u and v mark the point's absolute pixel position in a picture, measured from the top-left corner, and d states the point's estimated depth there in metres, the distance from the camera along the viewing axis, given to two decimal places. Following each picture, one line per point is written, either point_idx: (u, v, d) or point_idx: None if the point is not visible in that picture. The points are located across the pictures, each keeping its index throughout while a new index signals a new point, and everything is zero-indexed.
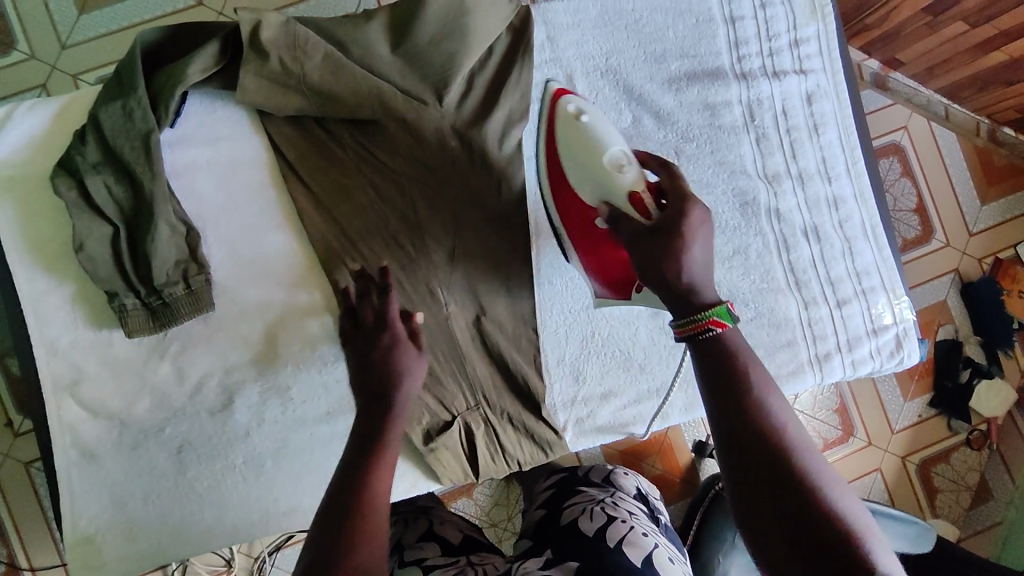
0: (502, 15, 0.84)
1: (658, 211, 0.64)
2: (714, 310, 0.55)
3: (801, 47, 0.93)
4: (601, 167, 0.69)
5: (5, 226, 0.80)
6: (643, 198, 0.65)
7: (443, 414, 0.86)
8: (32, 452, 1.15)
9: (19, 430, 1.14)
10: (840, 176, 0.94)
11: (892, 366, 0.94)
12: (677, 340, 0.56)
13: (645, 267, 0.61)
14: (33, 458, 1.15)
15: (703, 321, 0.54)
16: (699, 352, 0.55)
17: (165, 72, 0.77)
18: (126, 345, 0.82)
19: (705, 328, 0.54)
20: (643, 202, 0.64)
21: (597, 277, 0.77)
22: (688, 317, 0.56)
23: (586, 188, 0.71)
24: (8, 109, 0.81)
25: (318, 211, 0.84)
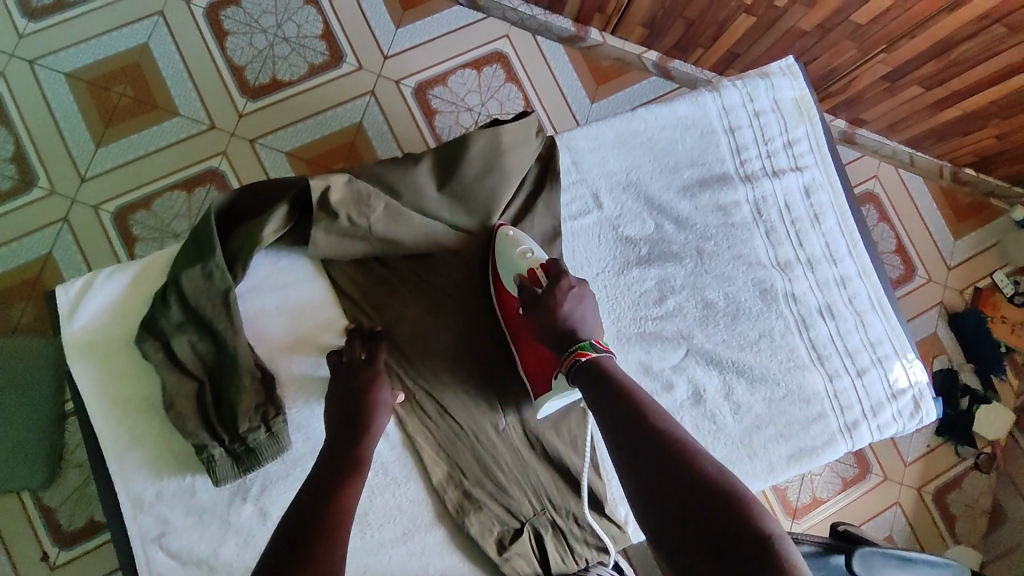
0: (533, 148, 0.94)
1: (542, 278, 0.84)
2: (579, 345, 0.77)
3: (794, 147, 1.04)
4: (516, 258, 0.88)
5: (89, 388, 0.86)
6: (538, 273, 0.85)
7: (512, 521, 0.92)
8: None
9: (55, 561, 1.21)
10: (843, 257, 1.04)
11: (913, 425, 1.02)
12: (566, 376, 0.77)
13: (539, 330, 0.81)
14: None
15: (574, 353, 0.76)
16: (581, 374, 0.74)
17: (241, 235, 0.85)
18: (209, 492, 0.87)
19: (573, 359, 0.76)
20: (534, 274, 0.85)
21: (532, 376, 0.89)
22: (565, 348, 0.78)
23: (511, 278, 0.88)
24: (88, 278, 0.88)
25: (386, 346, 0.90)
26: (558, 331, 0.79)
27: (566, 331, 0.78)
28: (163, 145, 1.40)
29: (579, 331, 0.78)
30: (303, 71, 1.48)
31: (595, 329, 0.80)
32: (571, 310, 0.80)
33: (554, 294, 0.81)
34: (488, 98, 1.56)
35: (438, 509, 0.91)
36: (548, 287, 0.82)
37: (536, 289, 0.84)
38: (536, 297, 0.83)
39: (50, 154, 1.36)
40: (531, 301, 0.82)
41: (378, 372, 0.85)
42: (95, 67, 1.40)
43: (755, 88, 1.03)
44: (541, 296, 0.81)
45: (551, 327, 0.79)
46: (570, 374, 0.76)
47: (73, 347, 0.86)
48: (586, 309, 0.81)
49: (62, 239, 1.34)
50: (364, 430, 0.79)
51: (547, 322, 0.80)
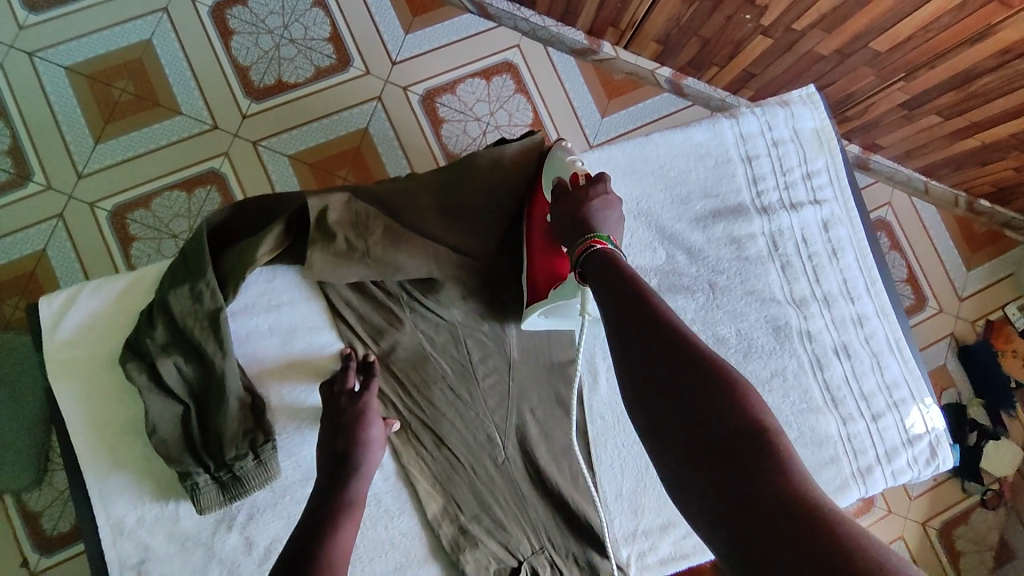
0: (536, 167, 0.90)
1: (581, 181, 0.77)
2: (595, 234, 0.70)
3: (813, 179, 1.01)
4: (563, 164, 0.82)
5: (70, 407, 0.82)
6: (580, 177, 0.78)
7: (510, 559, 0.88)
8: None
9: (34, 567, 1.17)
10: (861, 295, 1.00)
11: (929, 472, 0.98)
12: (574, 263, 0.69)
13: (559, 222, 0.75)
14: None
15: (588, 241, 0.69)
16: (591, 262, 0.67)
17: (233, 254, 0.81)
18: (193, 519, 0.83)
19: (588, 246, 0.68)
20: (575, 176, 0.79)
21: (535, 280, 0.83)
22: (576, 236, 0.71)
23: (552, 177, 0.83)
24: (74, 290, 0.85)
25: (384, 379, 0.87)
26: (575, 221, 0.73)
27: (583, 220, 0.72)
28: (164, 143, 1.36)
29: (597, 223, 0.71)
30: (308, 74, 1.44)
31: (616, 233, 0.73)
32: (596, 209, 0.73)
33: (586, 191, 0.75)
34: (498, 107, 1.52)
35: (432, 545, 0.87)
36: (583, 187, 0.76)
37: (570, 187, 0.77)
38: (567, 192, 0.77)
39: (46, 148, 1.33)
40: (561, 194, 0.77)
41: (369, 409, 0.81)
42: (95, 61, 1.36)
43: (774, 117, 0.99)
44: (572, 191, 0.75)
45: (571, 216, 0.73)
46: (578, 261, 0.69)
47: (54, 362, 0.82)
48: (615, 217, 0.74)
49: (55, 238, 1.30)
50: (354, 472, 0.76)
51: (568, 212, 0.74)
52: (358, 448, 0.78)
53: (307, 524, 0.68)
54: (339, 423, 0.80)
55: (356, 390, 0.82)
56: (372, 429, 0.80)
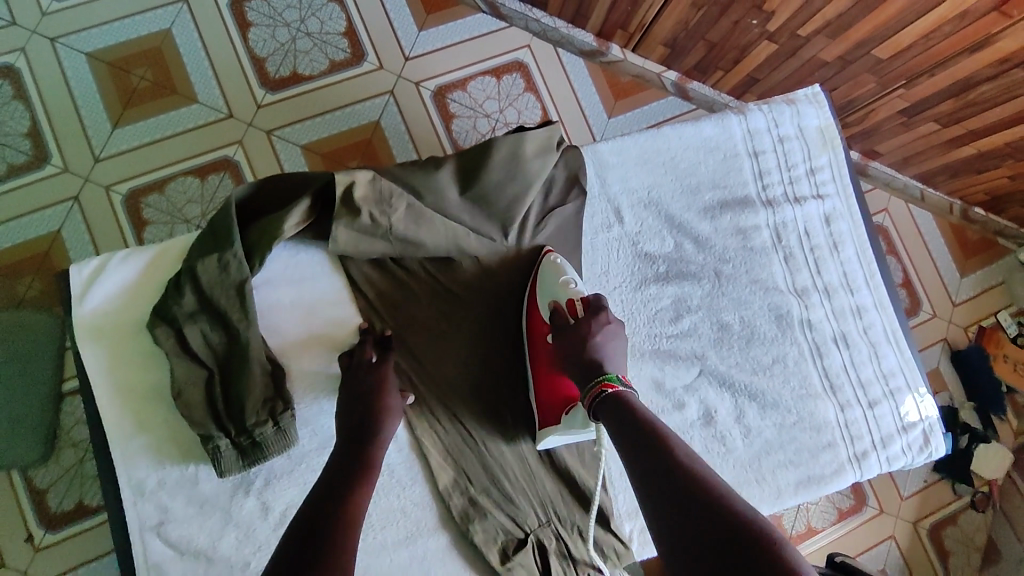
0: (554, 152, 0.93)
1: (580, 310, 0.84)
2: (603, 377, 0.77)
3: (816, 175, 1.05)
4: (555, 285, 0.88)
5: (97, 372, 0.85)
6: (577, 305, 0.85)
7: (517, 531, 0.90)
8: (48, 567, 1.18)
9: (40, 543, 1.18)
10: (860, 287, 1.04)
11: (922, 459, 1.02)
12: (589, 410, 0.77)
13: (568, 359, 0.81)
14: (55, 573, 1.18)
15: (598, 384, 0.76)
16: (605, 408, 0.74)
17: (259, 227, 0.84)
18: (213, 483, 0.86)
19: (600, 390, 0.76)
20: (573, 304, 0.85)
21: (543, 405, 0.88)
22: (587, 379, 0.78)
23: (545, 301, 0.88)
24: (103, 259, 0.88)
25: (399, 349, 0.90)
26: (584, 364, 0.79)
27: (591, 362, 0.78)
28: (181, 130, 1.39)
29: (605, 364, 0.78)
30: (323, 67, 1.48)
31: (620, 370, 0.80)
32: (601, 344, 0.80)
33: (590, 328, 0.81)
34: (507, 105, 1.56)
35: (442, 515, 0.90)
36: (585, 321, 0.82)
37: (569, 320, 0.84)
38: (569, 326, 0.83)
39: (66, 132, 1.36)
40: (563, 329, 0.83)
41: (387, 376, 0.84)
42: (116, 49, 1.40)
43: (780, 114, 1.03)
44: (575, 329, 0.81)
45: (579, 356, 0.80)
46: (592, 406, 0.76)
47: (83, 327, 0.85)
48: (618, 348, 0.82)
49: (71, 219, 1.33)
50: (372, 437, 0.78)
51: (574, 353, 0.80)
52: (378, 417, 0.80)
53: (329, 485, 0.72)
54: (361, 392, 0.82)
55: (372, 359, 0.86)
56: (391, 399, 0.82)
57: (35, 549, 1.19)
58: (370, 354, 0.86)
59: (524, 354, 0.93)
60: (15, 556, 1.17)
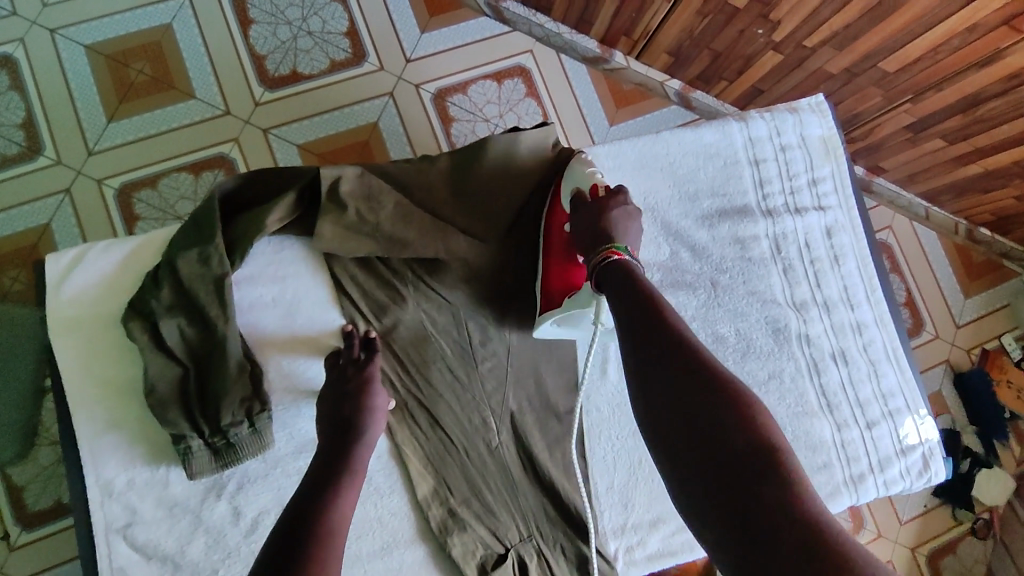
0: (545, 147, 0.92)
1: (602, 192, 0.80)
2: (614, 245, 0.73)
3: (818, 186, 1.02)
4: (581, 172, 0.84)
5: (70, 366, 0.82)
6: (600, 188, 0.81)
7: (497, 546, 0.87)
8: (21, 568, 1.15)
9: (14, 542, 1.15)
10: (861, 303, 1.01)
11: (920, 484, 0.98)
12: (592, 279, 0.73)
13: (581, 232, 0.77)
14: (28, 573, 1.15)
15: (606, 252, 0.72)
16: (610, 271, 0.71)
17: (244, 220, 0.82)
18: (183, 485, 0.83)
19: (606, 257, 0.72)
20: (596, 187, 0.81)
21: (548, 288, 0.84)
22: (597, 245, 0.74)
23: (568, 185, 0.85)
24: (82, 250, 0.85)
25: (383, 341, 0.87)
26: (598, 231, 0.75)
27: (603, 231, 0.75)
28: (176, 125, 1.37)
29: (616, 235, 0.74)
30: (324, 66, 1.46)
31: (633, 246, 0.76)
32: (618, 219, 0.76)
33: (608, 204, 0.78)
34: (507, 110, 1.54)
35: (420, 527, 0.86)
36: (604, 200, 0.79)
37: (587, 199, 0.80)
38: (587, 203, 0.80)
39: (59, 122, 1.34)
40: (580, 206, 0.80)
41: (373, 376, 0.81)
42: (115, 42, 1.38)
43: (783, 122, 1.01)
44: (593, 203, 0.78)
45: (594, 226, 0.76)
46: (596, 275, 0.72)
47: (58, 320, 0.83)
48: (634, 228, 0.77)
49: (61, 211, 1.30)
50: (358, 435, 0.75)
51: (591, 221, 0.77)
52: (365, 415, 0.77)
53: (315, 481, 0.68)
54: (343, 389, 0.80)
55: (358, 357, 0.83)
56: (378, 398, 0.79)
57: (10, 547, 1.15)
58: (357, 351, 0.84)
59: (540, 241, 0.89)
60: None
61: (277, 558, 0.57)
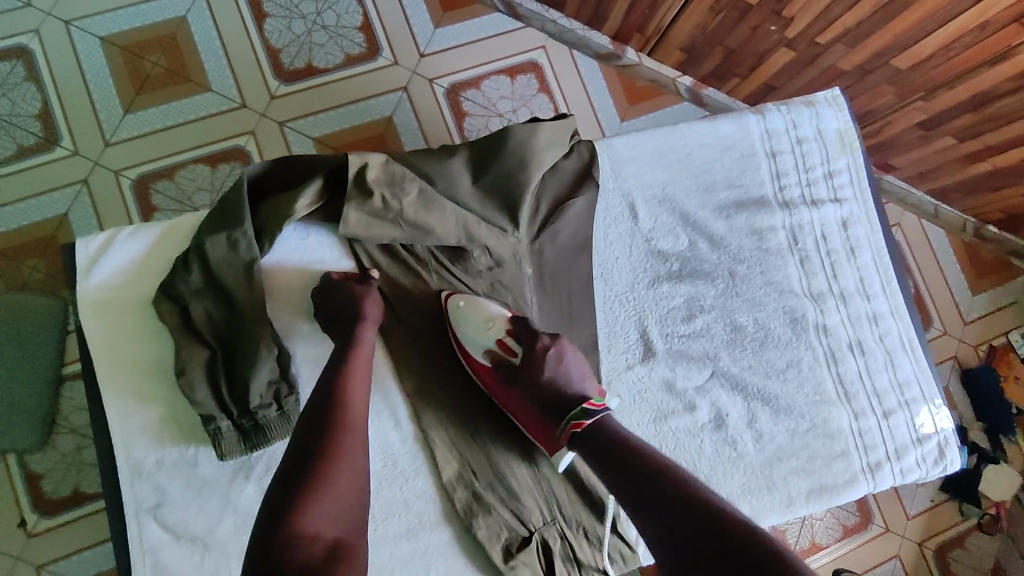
0: (567, 129, 0.92)
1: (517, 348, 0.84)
2: (573, 414, 0.77)
3: (834, 178, 1.03)
4: (477, 330, 0.85)
5: (99, 348, 0.84)
6: (507, 342, 0.84)
7: (522, 529, 0.88)
8: (41, 554, 1.14)
9: (33, 530, 1.14)
10: (877, 294, 1.02)
11: (936, 472, 0.99)
12: (565, 445, 0.78)
13: (534, 398, 0.81)
14: (46, 560, 1.14)
15: (569, 424, 0.77)
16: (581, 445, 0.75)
17: (270, 206, 0.83)
18: (212, 466, 0.84)
19: (570, 429, 0.76)
20: (506, 344, 0.84)
21: (540, 440, 0.84)
22: (560, 416, 0.79)
23: (476, 349, 0.86)
24: (111, 234, 0.87)
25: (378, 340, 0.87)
26: (546, 395, 0.80)
27: (557, 395, 0.79)
28: (193, 117, 1.33)
29: (568, 394, 0.79)
30: (337, 60, 1.41)
31: (582, 382, 0.81)
32: (554, 373, 0.80)
33: (532, 363, 0.81)
34: (521, 105, 1.48)
35: (445, 509, 0.88)
36: (526, 359, 0.82)
37: (513, 360, 0.83)
38: (514, 367, 0.83)
39: (73, 107, 1.30)
40: (511, 373, 0.83)
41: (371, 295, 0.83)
42: (130, 34, 1.34)
43: (799, 115, 1.02)
44: (523, 369, 0.81)
45: (542, 396, 0.80)
46: (569, 442, 0.77)
47: (88, 302, 0.84)
48: (570, 364, 0.81)
49: (78, 203, 1.26)
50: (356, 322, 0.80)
51: (539, 390, 0.80)
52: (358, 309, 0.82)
53: (311, 412, 0.70)
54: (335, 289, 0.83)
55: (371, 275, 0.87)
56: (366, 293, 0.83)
57: (28, 535, 1.14)
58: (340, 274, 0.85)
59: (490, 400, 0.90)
60: (6, 542, 1.13)
61: (275, 515, 0.61)
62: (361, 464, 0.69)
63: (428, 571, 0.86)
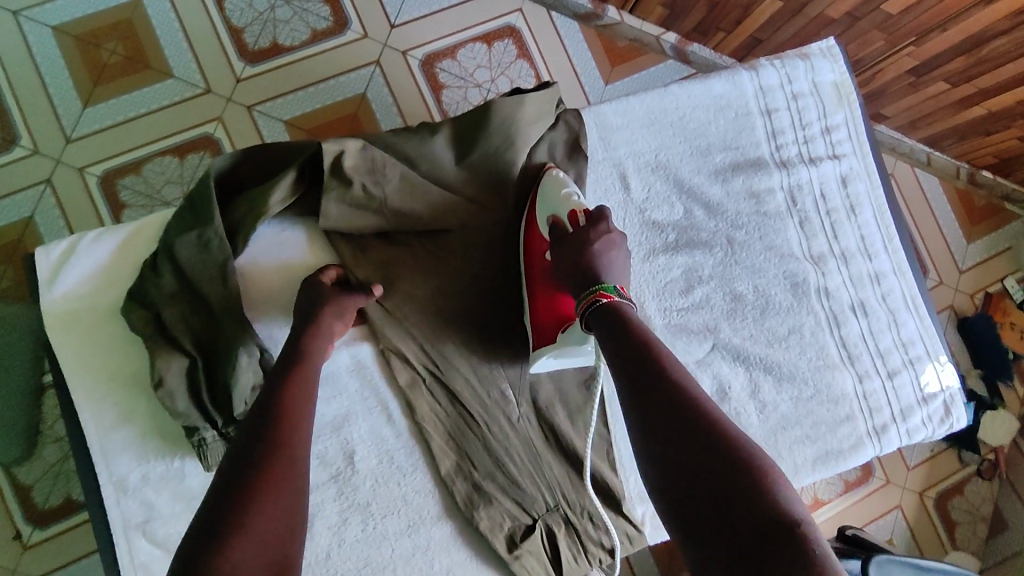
0: (550, 97, 0.87)
1: (580, 225, 0.76)
2: (601, 286, 0.71)
3: (832, 134, 0.99)
4: (557, 198, 0.80)
5: (73, 363, 0.79)
6: (579, 215, 0.77)
7: (525, 517, 0.86)
8: (37, 565, 1.11)
9: (27, 542, 1.11)
10: (879, 253, 0.99)
11: (943, 431, 0.98)
12: (580, 318, 0.71)
13: (565, 267, 0.75)
14: (41, 572, 1.11)
15: (594, 294, 0.70)
16: (597, 317, 0.69)
17: (242, 202, 0.79)
18: (200, 477, 0.81)
19: (594, 299, 0.70)
20: (574, 215, 0.77)
21: (539, 323, 0.82)
22: (583, 288, 0.72)
23: (544, 215, 0.81)
24: (75, 239, 0.82)
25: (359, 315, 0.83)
26: (583, 271, 0.73)
27: (587, 270, 0.72)
28: (154, 106, 1.26)
29: (603, 274, 0.72)
30: (304, 36, 1.33)
31: (621, 278, 0.74)
32: (599, 252, 0.73)
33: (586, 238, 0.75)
34: (498, 74, 1.40)
35: (445, 503, 0.85)
36: (585, 228, 0.76)
37: (571, 229, 0.77)
38: (564, 235, 0.77)
39: (27, 102, 1.22)
40: (559, 239, 0.77)
41: (346, 304, 0.78)
42: (81, 20, 1.25)
43: (794, 69, 0.97)
44: (573, 235, 0.75)
45: (575, 263, 0.74)
46: (585, 316, 0.71)
47: (55, 314, 0.80)
48: (617, 259, 0.74)
49: (42, 205, 1.20)
50: (312, 326, 0.75)
51: (574, 258, 0.74)
52: (318, 312, 0.76)
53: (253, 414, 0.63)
54: (314, 297, 0.77)
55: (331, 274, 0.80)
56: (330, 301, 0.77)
57: (23, 548, 1.11)
58: (329, 274, 0.80)
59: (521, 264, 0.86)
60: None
61: (205, 529, 0.53)
62: (299, 470, 0.59)
63: (432, 567, 0.84)
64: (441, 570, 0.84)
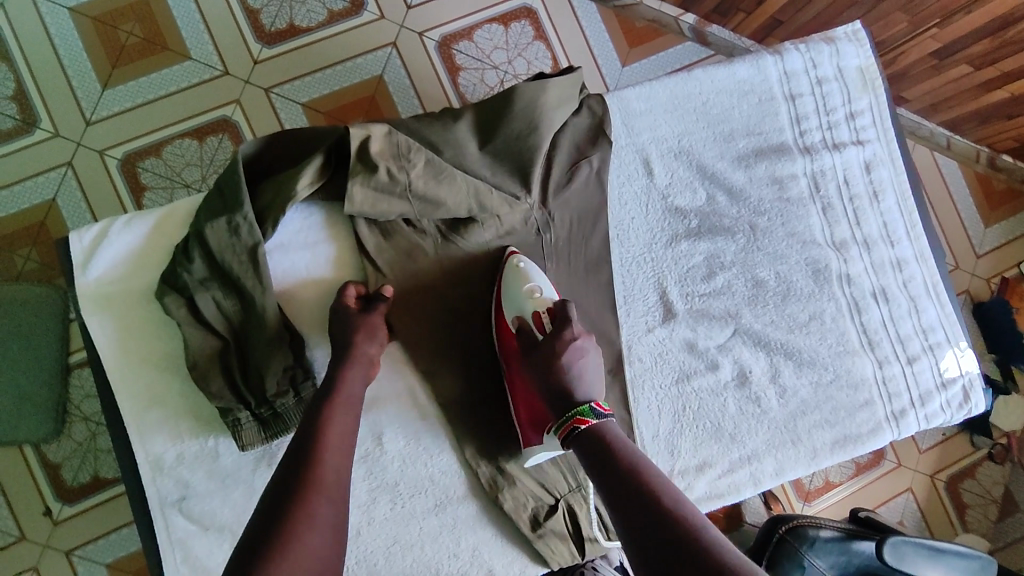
0: (574, 83, 0.86)
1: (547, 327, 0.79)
2: (579, 411, 0.73)
3: (856, 119, 0.99)
4: (521, 295, 0.82)
5: (109, 345, 0.81)
6: (544, 318, 0.80)
7: (548, 496, 0.88)
8: (70, 538, 1.14)
9: (58, 517, 1.14)
10: (901, 239, 0.99)
11: (961, 416, 0.99)
12: (560, 441, 0.74)
13: (539, 382, 0.76)
14: (73, 546, 1.14)
15: (571, 419, 0.73)
16: (577, 446, 0.71)
17: (270, 188, 0.79)
18: (233, 457, 0.83)
19: (573, 426, 0.72)
20: (540, 318, 0.80)
21: (523, 420, 0.84)
22: (560, 412, 0.74)
23: (511, 312, 0.83)
24: (106, 225, 0.83)
25: (390, 326, 0.84)
26: (553, 390, 0.75)
27: (562, 389, 0.74)
28: (174, 89, 1.26)
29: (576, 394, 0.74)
30: (322, 18, 1.32)
31: (592, 384, 0.77)
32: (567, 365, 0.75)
33: (555, 346, 0.76)
34: (515, 56, 1.39)
35: (470, 483, 0.87)
36: (553, 334, 0.77)
37: (540, 334, 0.79)
38: (536, 342, 0.78)
39: (48, 86, 1.23)
40: (531, 346, 0.78)
41: (374, 322, 0.80)
42: (100, 2, 1.25)
43: (819, 54, 0.97)
44: (543, 343, 0.77)
45: (547, 382, 0.75)
46: (566, 442, 0.73)
47: (89, 298, 0.82)
48: (585, 368, 0.77)
49: (65, 188, 1.21)
50: (346, 354, 0.76)
51: (546, 377, 0.75)
52: (350, 332, 0.78)
53: (285, 466, 0.65)
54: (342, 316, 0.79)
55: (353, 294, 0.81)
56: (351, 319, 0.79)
57: (55, 522, 1.14)
58: (349, 293, 0.81)
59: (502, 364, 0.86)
60: (34, 530, 1.14)
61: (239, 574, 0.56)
62: (337, 504, 0.64)
63: (459, 545, 0.87)
64: (466, 547, 0.87)
